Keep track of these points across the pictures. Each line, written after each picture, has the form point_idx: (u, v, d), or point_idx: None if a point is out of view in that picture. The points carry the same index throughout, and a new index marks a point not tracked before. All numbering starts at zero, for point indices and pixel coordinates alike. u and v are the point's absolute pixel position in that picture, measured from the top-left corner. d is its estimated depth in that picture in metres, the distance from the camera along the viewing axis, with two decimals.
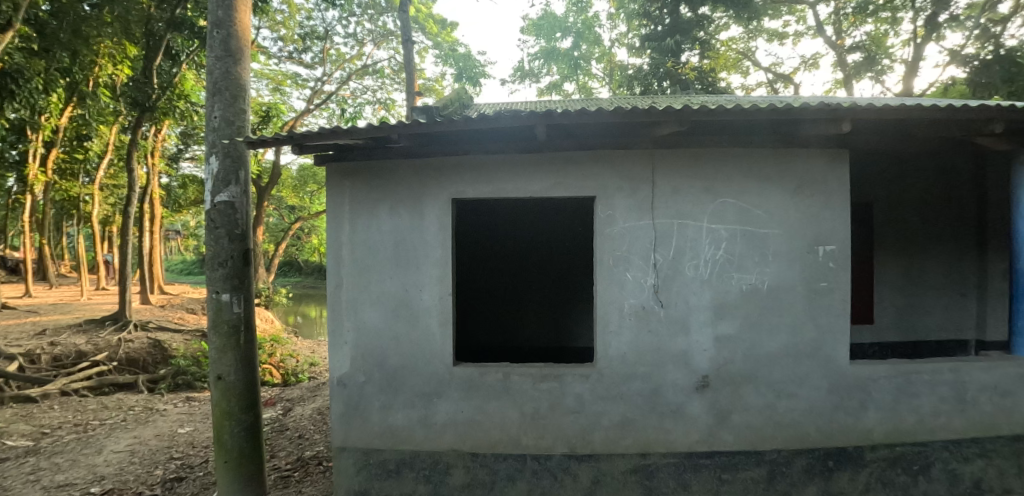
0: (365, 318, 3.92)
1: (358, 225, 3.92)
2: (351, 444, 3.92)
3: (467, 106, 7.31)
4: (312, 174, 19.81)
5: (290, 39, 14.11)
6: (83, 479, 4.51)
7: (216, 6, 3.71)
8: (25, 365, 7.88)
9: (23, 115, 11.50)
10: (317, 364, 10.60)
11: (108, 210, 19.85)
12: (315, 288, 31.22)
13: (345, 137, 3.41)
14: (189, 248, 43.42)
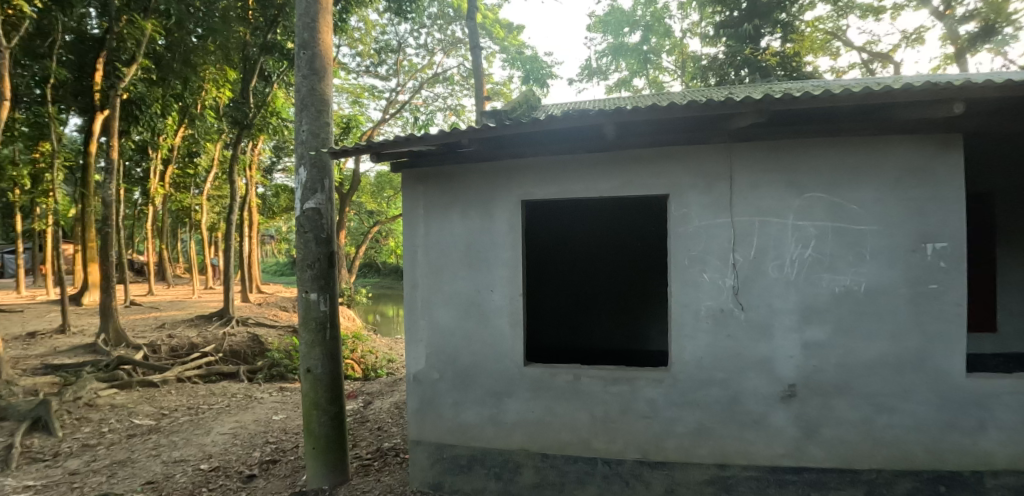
0: (438, 317, 4.06)
1: (431, 228, 4.08)
2: (426, 438, 4.08)
3: (534, 108, 7.33)
4: (388, 181, 21.88)
5: (367, 54, 14.99)
6: (195, 457, 5.08)
7: (302, 29, 4.04)
8: (150, 354, 9.03)
9: (147, 137, 13.21)
10: (394, 360, 11.17)
11: (215, 218, 22.24)
12: (392, 288, 32.89)
13: (419, 144, 3.57)
14: (282, 251, 47.55)
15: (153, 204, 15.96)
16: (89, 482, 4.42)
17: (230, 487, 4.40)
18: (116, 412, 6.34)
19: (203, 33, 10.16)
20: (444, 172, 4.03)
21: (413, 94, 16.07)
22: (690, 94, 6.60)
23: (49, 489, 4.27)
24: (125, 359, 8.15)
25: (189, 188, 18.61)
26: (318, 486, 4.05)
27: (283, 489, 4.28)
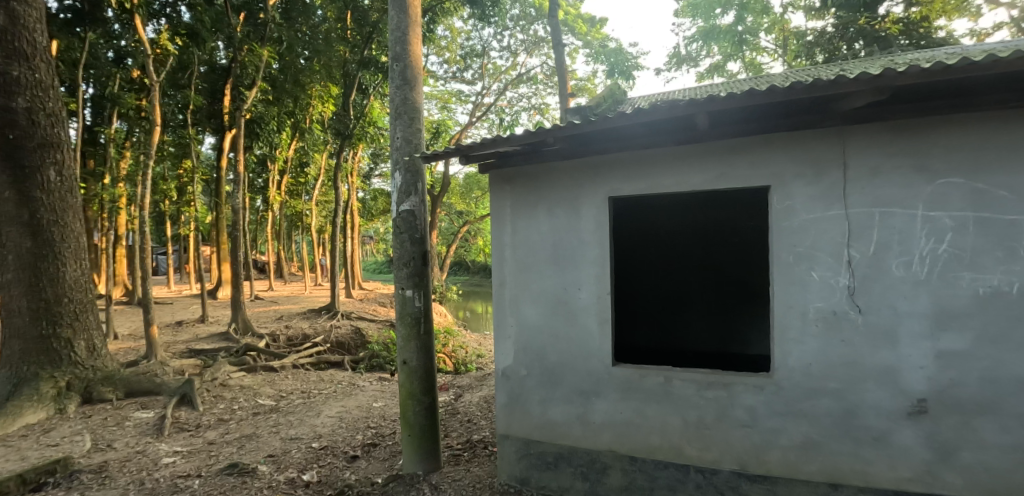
0: (526, 315, 4.11)
1: (519, 226, 4.14)
2: (514, 432, 4.17)
3: (619, 102, 7.13)
4: (477, 181, 22.43)
5: (454, 60, 15.60)
6: (308, 435, 5.66)
7: (395, 42, 4.30)
8: (270, 343, 10.21)
9: (267, 151, 14.94)
10: (482, 355, 11.54)
11: (323, 221, 24.53)
12: (481, 285, 33.94)
13: (505, 145, 3.65)
14: (381, 250, 51.26)
15: (273, 210, 18.00)
16: (224, 451, 5.12)
17: (337, 465, 4.84)
18: (245, 392, 7.26)
19: (310, 55, 11.63)
20: (529, 172, 4.08)
21: (498, 96, 16.41)
22: (792, 75, 6.00)
23: (195, 455, 5.01)
24: (251, 346, 9.28)
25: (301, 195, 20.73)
26: (413, 472, 4.30)
27: (382, 471, 4.61)
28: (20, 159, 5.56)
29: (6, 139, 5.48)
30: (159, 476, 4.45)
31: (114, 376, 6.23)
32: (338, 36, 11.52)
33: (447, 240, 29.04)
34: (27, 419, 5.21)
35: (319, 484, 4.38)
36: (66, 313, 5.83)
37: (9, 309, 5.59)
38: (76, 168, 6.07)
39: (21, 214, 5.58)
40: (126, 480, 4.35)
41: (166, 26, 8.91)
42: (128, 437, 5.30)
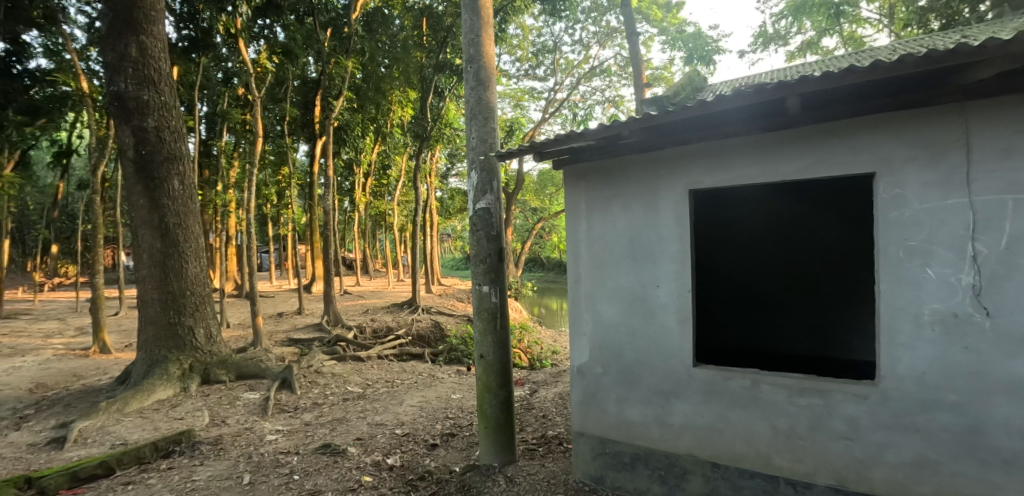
0: (602, 312, 4.06)
1: (594, 222, 4.09)
2: (589, 430, 4.14)
3: (699, 89, 6.75)
4: (551, 178, 22.06)
5: (526, 58, 15.67)
6: (391, 422, 6.01)
7: (468, 45, 4.41)
8: (359, 334, 10.97)
9: (353, 155, 16.00)
10: (557, 352, 11.53)
11: (405, 220, 25.86)
12: (555, 282, 33.88)
13: (579, 140, 3.63)
14: (458, 248, 53.03)
15: (359, 210, 19.29)
16: (318, 432, 5.60)
17: (417, 451, 5.10)
18: (336, 379, 7.87)
19: (390, 63, 12.38)
20: (602, 167, 4.01)
21: (570, 91, 16.24)
22: (903, 46, 5.34)
23: (294, 434, 5.53)
24: (341, 337, 10.03)
25: (384, 196, 21.99)
26: (490, 463, 4.40)
27: (460, 461, 4.79)
28: (152, 171, 6.47)
29: (140, 155, 6.40)
30: (264, 451, 4.97)
31: (228, 360, 7.04)
32: (414, 43, 12.12)
33: (522, 237, 29.35)
34: (158, 395, 6.14)
35: (401, 468, 4.65)
36: (189, 304, 6.69)
37: (146, 300, 6.53)
38: (195, 177, 6.94)
39: (154, 218, 6.49)
40: (237, 452, 4.92)
41: (264, 46, 9.87)
42: (239, 415, 5.98)
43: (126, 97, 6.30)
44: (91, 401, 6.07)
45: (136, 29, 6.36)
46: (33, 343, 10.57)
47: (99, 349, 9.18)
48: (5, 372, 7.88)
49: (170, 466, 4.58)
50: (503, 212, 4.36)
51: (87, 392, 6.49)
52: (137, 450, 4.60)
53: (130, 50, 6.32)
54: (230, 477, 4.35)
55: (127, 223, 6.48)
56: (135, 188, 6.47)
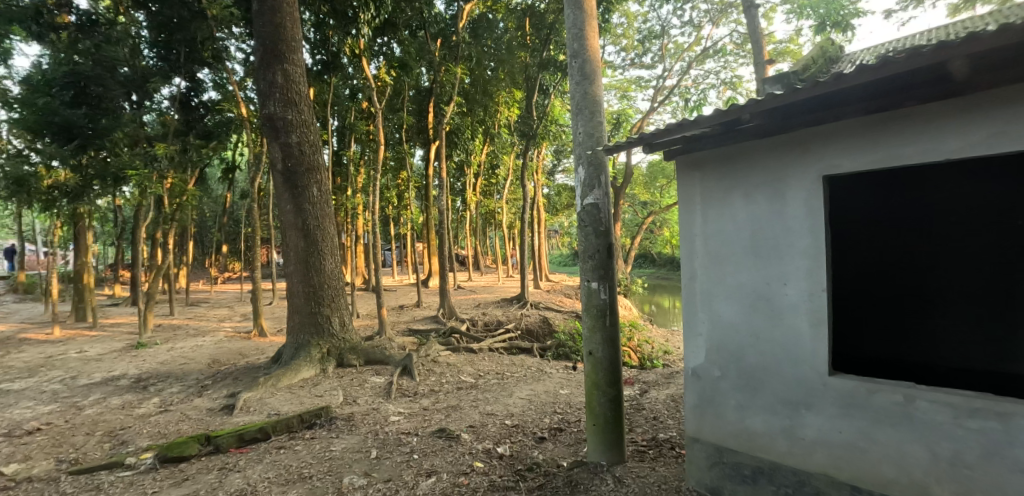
0: (720, 311, 3.76)
1: (710, 215, 3.81)
2: (705, 436, 3.87)
3: (833, 61, 5.93)
4: (661, 169, 20.99)
5: (631, 46, 15.09)
6: (501, 413, 6.22)
7: (572, 40, 4.31)
8: (471, 327, 11.54)
9: (464, 157, 16.82)
10: (670, 352, 10.98)
11: (513, 217, 26.58)
12: (667, 279, 32.29)
13: (693, 128, 3.41)
14: (565, 244, 53.10)
15: (470, 209, 20.25)
16: (435, 417, 6.01)
17: (526, 443, 5.22)
18: (451, 368, 8.35)
19: (496, 66, 12.89)
20: (722, 153, 3.72)
21: (681, 76, 15.29)
22: None
23: (413, 417, 6.01)
24: (454, 329, 10.64)
25: (493, 195, 22.80)
26: (598, 461, 4.29)
27: (567, 456, 4.80)
28: (296, 180, 7.46)
29: (286, 167, 7.42)
30: (388, 430, 5.47)
31: (358, 347, 7.88)
32: (518, 43, 12.45)
33: (631, 232, 28.43)
34: (303, 374, 7.10)
35: (510, 458, 4.79)
36: (326, 296, 7.60)
37: (293, 292, 7.55)
38: (330, 184, 7.87)
39: (298, 221, 7.48)
40: (365, 429, 5.49)
41: (383, 62, 10.81)
42: (367, 396, 6.66)
43: (275, 117, 7.33)
44: (253, 376, 7.21)
45: (280, 58, 7.39)
46: (213, 326, 12.85)
47: (259, 333, 10.87)
48: (195, 349, 9.71)
49: (313, 436, 5.29)
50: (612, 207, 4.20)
51: (250, 368, 7.72)
52: (287, 420, 5.39)
53: (277, 77, 7.35)
54: (360, 451, 4.87)
55: (277, 226, 7.54)
56: (283, 195, 7.50)
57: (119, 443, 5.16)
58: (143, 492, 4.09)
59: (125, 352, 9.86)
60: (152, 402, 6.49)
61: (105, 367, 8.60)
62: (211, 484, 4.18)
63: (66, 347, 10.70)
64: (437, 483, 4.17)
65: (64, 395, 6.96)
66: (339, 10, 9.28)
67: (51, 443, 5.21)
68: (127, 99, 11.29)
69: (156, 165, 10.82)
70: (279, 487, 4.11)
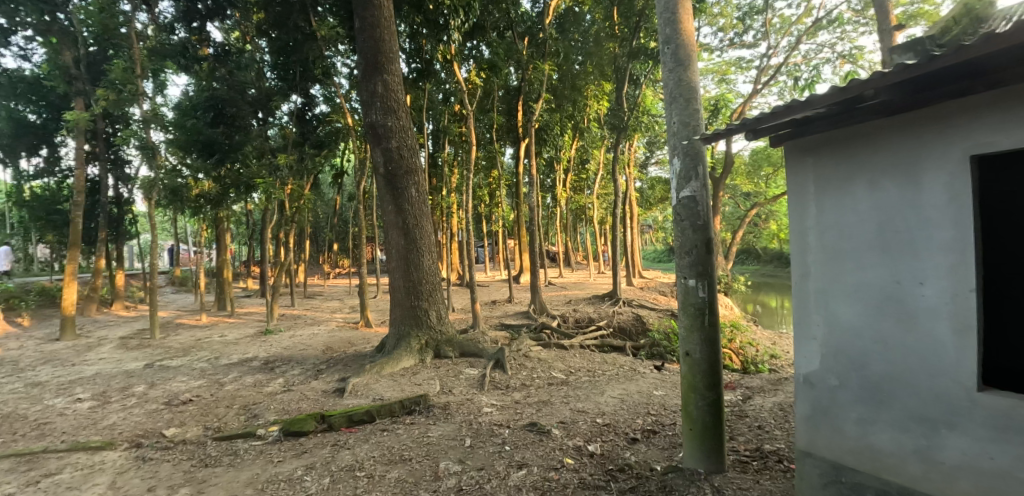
0: (839, 313, 3.34)
1: (826, 205, 3.41)
2: (819, 451, 3.47)
3: (985, 18, 4.96)
4: (766, 156, 19.15)
5: (730, 26, 13.98)
6: (592, 411, 6.12)
7: (664, 25, 3.95)
8: (562, 323, 11.52)
9: (553, 153, 16.85)
10: (778, 357, 10.05)
11: (604, 213, 26.08)
12: (776, 276, 29.58)
13: (804, 110, 3.08)
14: (659, 239, 51.04)
15: (560, 205, 20.21)
16: (526, 411, 6.10)
17: (618, 443, 5.05)
18: (542, 363, 8.40)
19: (584, 59, 12.78)
20: (842, 136, 3.32)
21: (789, 53, 13.83)
22: None
23: (505, 409, 6.16)
24: (545, 324, 10.71)
25: (583, 190, 22.57)
26: (694, 468, 3.91)
27: (661, 460, 4.51)
28: (396, 182, 8.00)
29: (388, 171, 7.97)
30: (481, 421, 5.67)
31: (453, 339, 8.26)
32: (607, 34, 12.13)
33: (732, 226, 26.51)
34: (403, 363, 7.61)
35: (601, 456, 4.67)
36: (424, 290, 8.06)
37: (395, 286, 8.10)
38: (426, 185, 8.33)
39: (398, 220, 8.02)
40: (460, 418, 5.74)
41: (472, 65, 11.16)
42: (462, 387, 6.96)
43: (377, 125, 7.92)
44: (360, 363, 7.87)
45: (380, 69, 7.96)
46: (327, 317, 14.25)
47: (365, 323, 11.84)
48: (312, 337, 10.85)
49: (412, 421, 5.66)
50: (712, 200, 3.77)
51: (358, 356, 8.42)
52: (390, 405, 5.82)
53: (378, 87, 7.93)
54: (455, 438, 5.11)
55: (381, 225, 8.14)
56: (385, 196, 8.08)
57: (252, 417, 5.94)
58: (271, 460, 4.68)
59: (256, 338, 11.31)
60: (278, 382, 7.39)
61: (241, 350, 9.93)
62: (325, 458, 4.66)
63: (212, 332, 12.54)
64: (528, 476, 4.21)
65: (210, 373, 8.17)
66: (431, 20, 9.77)
67: (201, 412, 6.17)
68: (254, 116, 12.99)
69: (278, 174, 12.24)
70: (383, 466, 4.46)
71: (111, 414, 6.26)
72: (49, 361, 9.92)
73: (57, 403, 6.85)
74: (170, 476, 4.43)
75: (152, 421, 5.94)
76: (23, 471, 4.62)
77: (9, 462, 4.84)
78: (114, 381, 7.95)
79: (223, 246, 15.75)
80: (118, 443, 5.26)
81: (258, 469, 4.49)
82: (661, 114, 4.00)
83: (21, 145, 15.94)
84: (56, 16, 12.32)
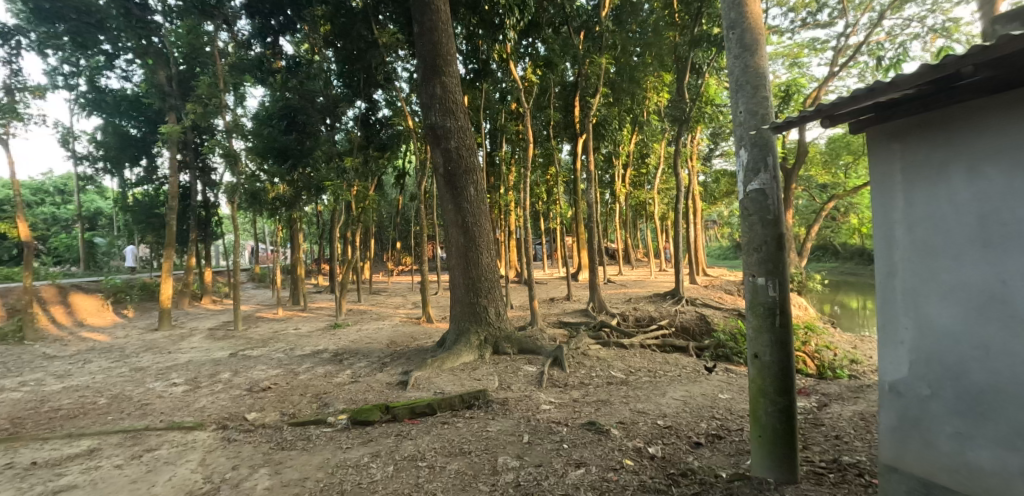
0: (931, 316, 3.02)
1: (917, 196, 3.08)
2: (907, 466, 3.15)
3: None
4: (845, 144, 17.71)
5: (801, 5, 13.01)
6: (653, 412, 5.94)
7: (729, 9, 3.72)
8: (622, 322, 11.29)
9: (611, 148, 16.56)
10: (859, 362, 9.26)
11: (666, 208, 25.25)
12: (857, 274, 27.24)
13: (889, 92, 2.80)
14: (725, 235, 48.61)
15: (619, 201, 19.80)
16: (585, 409, 6.04)
17: (680, 447, 4.86)
18: (601, 362, 8.26)
19: (643, 50, 12.34)
20: (935, 120, 3.00)
21: (871, 29, 12.63)
22: None
23: (563, 407, 6.13)
24: (605, 323, 10.53)
25: (643, 185, 22.00)
26: (764, 477, 3.66)
27: (727, 467, 4.27)
28: (456, 181, 8.19)
29: (448, 171, 8.18)
30: (539, 418, 5.68)
31: (512, 336, 8.33)
32: (666, 23, 11.76)
33: (807, 220, 24.75)
34: (463, 358, 7.79)
35: (663, 459, 4.52)
36: (483, 287, 8.20)
37: (455, 283, 8.29)
38: (485, 184, 8.46)
39: (458, 219, 8.20)
40: (519, 414, 5.79)
41: (528, 63, 11.22)
42: (520, 383, 7.00)
43: (437, 126, 8.13)
44: (422, 357, 8.15)
45: (438, 72, 8.18)
46: (390, 312, 14.85)
47: (427, 319, 12.23)
48: (376, 331, 11.37)
49: (472, 415, 5.78)
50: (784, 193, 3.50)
51: (419, 351, 8.72)
52: (450, 399, 5.98)
53: (437, 90, 8.15)
54: (513, 434, 5.16)
55: (441, 224, 8.35)
56: (445, 196, 8.28)
57: (323, 405, 6.33)
58: (340, 446, 4.97)
59: (326, 331, 12.02)
60: (346, 373, 7.83)
61: (314, 343, 10.61)
62: (389, 447, 4.87)
63: (287, 325, 13.49)
64: (586, 475, 4.16)
65: (286, 362, 8.81)
66: (487, 20, 9.93)
67: (278, 399, 6.67)
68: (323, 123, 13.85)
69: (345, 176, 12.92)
70: (444, 457, 4.60)
71: (201, 398, 6.93)
72: (150, 348, 11.13)
73: (157, 386, 7.68)
74: (251, 456, 4.83)
75: (236, 405, 6.51)
76: (130, 445, 5.23)
77: (119, 437, 5.50)
78: (204, 368, 8.79)
79: (296, 245, 16.87)
80: (207, 424, 5.80)
81: (328, 454, 4.79)
82: (727, 103, 3.79)
83: (125, 157, 17.94)
84: (152, 40, 13.78)
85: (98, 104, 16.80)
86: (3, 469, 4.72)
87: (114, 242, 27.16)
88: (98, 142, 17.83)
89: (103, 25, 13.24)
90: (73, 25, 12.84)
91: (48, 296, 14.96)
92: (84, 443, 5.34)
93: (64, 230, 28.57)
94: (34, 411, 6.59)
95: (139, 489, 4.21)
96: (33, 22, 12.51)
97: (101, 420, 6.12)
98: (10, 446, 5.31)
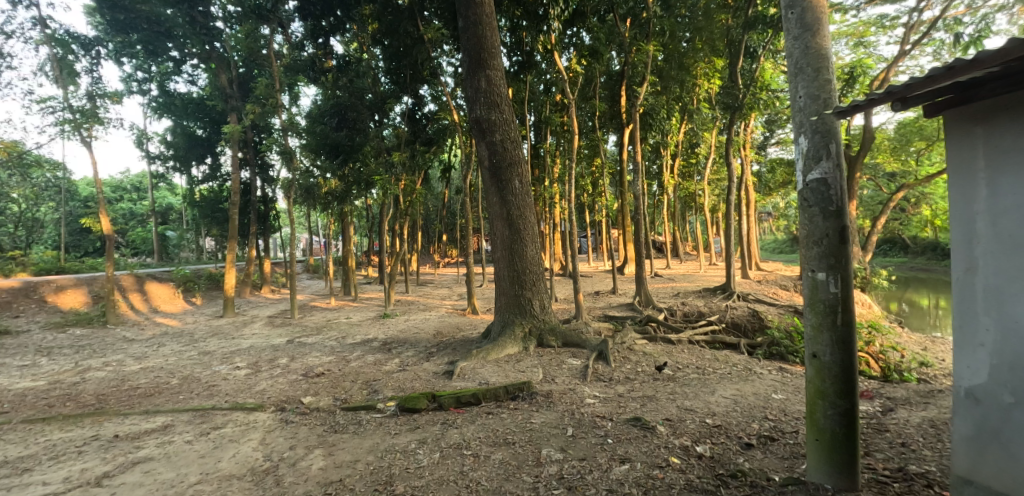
0: (1017, 317, 2.74)
1: (1002, 184, 2.80)
2: (984, 479, 2.89)
3: None
4: (918, 128, 16.42)
5: None
6: (702, 410, 5.77)
7: None
8: (669, 316, 11.02)
9: (658, 138, 16.14)
10: (930, 365, 8.60)
11: (716, 199, 24.38)
12: (929, 270, 25.34)
13: (972, 70, 2.54)
14: (781, 228, 46.41)
15: (667, 192, 19.39)
16: (630, 405, 5.94)
17: (730, 447, 4.69)
18: (647, 357, 8.10)
19: (692, 35, 12.21)
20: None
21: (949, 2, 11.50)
22: None
23: (608, 402, 6.05)
24: (651, 317, 10.31)
25: (692, 176, 21.28)
26: (820, 483, 3.47)
27: (781, 470, 4.08)
28: (500, 175, 8.21)
29: (493, 163, 8.22)
30: (584, 411, 5.63)
31: (556, 329, 8.31)
32: (717, 6, 11.41)
33: (872, 211, 23.21)
34: (507, 350, 7.85)
35: (711, 459, 4.38)
36: (528, 280, 8.22)
37: (499, 276, 8.31)
38: (530, 176, 8.44)
39: (504, 212, 8.22)
40: (563, 407, 5.77)
41: (572, 53, 11.02)
42: (564, 376, 6.97)
43: (482, 119, 8.20)
44: (467, 348, 8.30)
45: (483, 65, 8.21)
46: (437, 303, 15.24)
47: (472, 310, 12.45)
48: (423, 322, 11.70)
49: (516, 407, 5.83)
50: (848, 182, 3.27)
51: (464, 342, 8.87)
52: (495, 390, 6.07)
53: (482, 83, 8.21)
54: (557, 427, 5.16)
55: (487, 217, 8.38)
56: (491, 189, 8.32)
57: (373, 392, 6.57)
58: (389, 432, 5.15)
59: (376, 321, 12.48)
60: (394, 361, 8.10)
61: (364, 331, 11.05)
62: (436, 435, 5.00)
63: (340, 314, 14.12)
64: (631, 471, 4.10)
65: (338, 350, 9.23)
66: (531, 12, 9.90)
67: (332, 385, 6.98)
68: (371, 119, 14.03)
69: (393, 170, 13.21)
70: (489, 447, 4.67)
71: (261, 382, 7.38)
72: (216, 334, 11.95)
73: (222, 369, 8.24)
74: (307, 438, 5.09)
75: (293, 389, 6.88)
76: (198, 423, 5.65)
77: (188, 415, 5.96)
78: (264, 353, 9.35)
79: (348, 237, 17.40)
80: (267, 406, 6.17)
81: (378, 438, 4.97)
82: (785, 88, 3.57)
83: (192, 155, 19.29)
84: (214, 45, 14.68)
85: (168, 107, 18.06)
86: (90, 441, 5.23)
87: (184, 235, 29.22)
88: (168, 143, 19.22)
89: (171, 33, 14.23)
90: (145, 34, 13.85)
91: (127, 284, 16.41)
92: (160, 420, 5.83)
93: (141, 225, 31.13)
94: (116, 389, 7.24)
95: (207, 463, 4.55)
96: (110, 33, 13.47)
97: (174, 399, 6.65)
98: (97, 420, 5.86)
